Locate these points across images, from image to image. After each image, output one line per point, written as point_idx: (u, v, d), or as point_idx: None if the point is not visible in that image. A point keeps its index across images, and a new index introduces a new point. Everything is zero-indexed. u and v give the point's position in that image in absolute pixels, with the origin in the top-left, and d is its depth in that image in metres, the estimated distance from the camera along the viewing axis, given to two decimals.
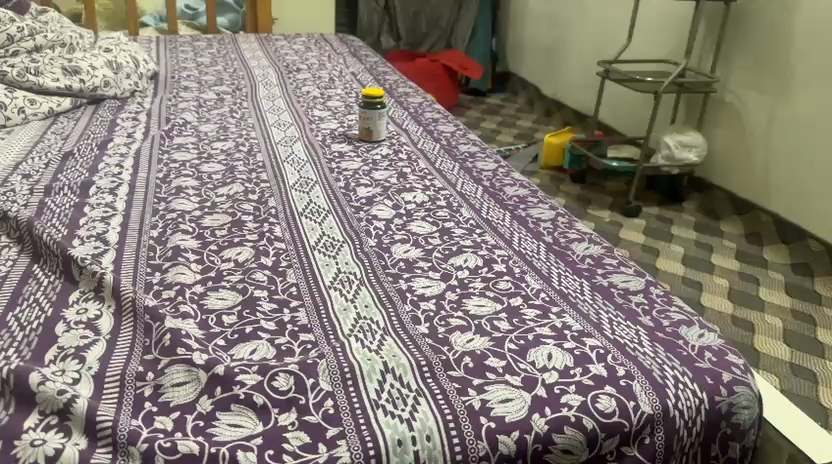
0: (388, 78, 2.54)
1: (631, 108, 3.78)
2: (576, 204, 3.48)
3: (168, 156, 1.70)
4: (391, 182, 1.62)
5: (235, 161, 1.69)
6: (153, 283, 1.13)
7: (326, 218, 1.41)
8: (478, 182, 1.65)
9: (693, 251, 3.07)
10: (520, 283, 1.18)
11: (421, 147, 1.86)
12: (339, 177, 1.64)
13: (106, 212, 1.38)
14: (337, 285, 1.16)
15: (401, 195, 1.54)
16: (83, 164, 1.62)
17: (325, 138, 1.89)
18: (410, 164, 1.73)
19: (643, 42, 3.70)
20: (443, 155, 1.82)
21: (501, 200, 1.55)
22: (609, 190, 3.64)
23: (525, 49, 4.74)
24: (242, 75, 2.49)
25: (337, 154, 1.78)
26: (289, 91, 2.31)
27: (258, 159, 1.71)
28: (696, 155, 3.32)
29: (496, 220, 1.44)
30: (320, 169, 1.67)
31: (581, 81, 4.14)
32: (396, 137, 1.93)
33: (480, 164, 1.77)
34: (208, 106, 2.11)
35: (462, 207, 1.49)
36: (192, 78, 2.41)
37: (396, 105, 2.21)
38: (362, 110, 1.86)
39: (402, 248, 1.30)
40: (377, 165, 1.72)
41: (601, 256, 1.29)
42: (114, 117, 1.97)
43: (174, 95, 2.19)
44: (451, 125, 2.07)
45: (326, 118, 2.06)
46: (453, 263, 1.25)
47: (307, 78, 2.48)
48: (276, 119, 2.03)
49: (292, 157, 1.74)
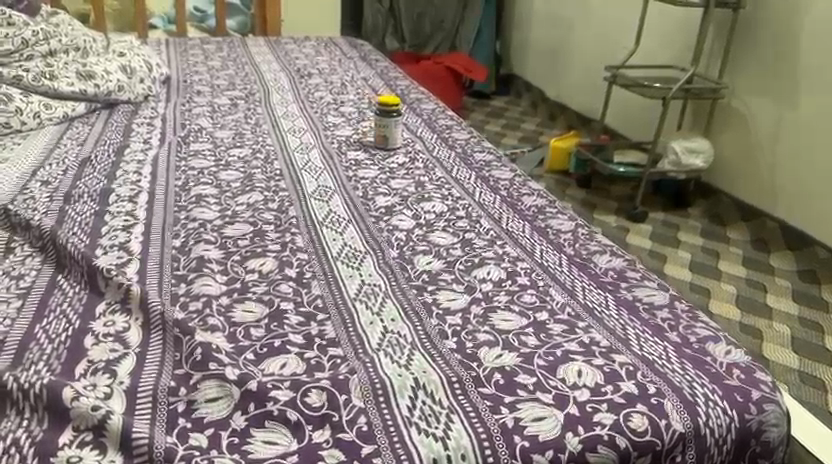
0: (400, 83, 2.54)
1: (636, 112, 3.79)
2: (582, 209, 3.48)
3: (186, 163, 1.70)
4: (409, 191, 1.62)
5: (252, 168, 1.69)
6: (179, 294, 1.13)
7: (346, 227, 1.42)
8: (496, 192, 1.65)
9: (700, 257, 3.08)
10: (544, 296, 1.18)
11: (437, 155, 1.86)
12: (357, 186, 1.64)
13: (126, 220, 1.38)
14: (362, 297, 1.16)
15: (421, 205, 1.54)
16: (101, 171, 1.62)
17: (341, 145, 1.89)
18: (427, 173, 1.74)
19: (648, 46, 3.71)
20: (459, 163, 1.82)
21: (520, 210, 1.56)
22: (614, 194, 3.65)
23: (528, 52, 4.74)
24: (253, 80, 2.49)
25: (353, 162, 1.78)
26: (302, 97, 2.31)
27: (275, 167, 1.71)
28: (702, 161, 3.33)
29: (517, 231, 1.44)
30: (338, 178, 1.68)
31: (585, 84, 4.14)
32: (411, 144, 1.92)
33: (496, 173, 1.77)
34: (222, 112, 2.11)
35: (482, 218, 1.50)
36: (205, 83, 2.41)
37: (410, 112, 2.21)
38: (378, 117, 1.86)
39: (425, 259, 1.30)
40: (394, 174, 1.72)
41: (623, 269, 1.30)
42: (129, 122, 1.97)
43: (187, 100, 2.19)
44: (466, 131, 2.07)
45: (340, 124, 2.06)
46: (476, 275, 1.25)
47: (318, 83, 2.48)
48: (290, 125, 2.03)
49: (308, 165, 1.74)
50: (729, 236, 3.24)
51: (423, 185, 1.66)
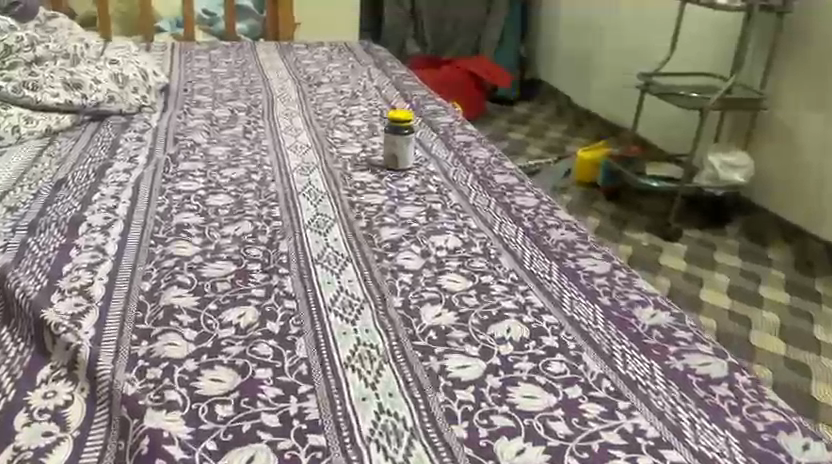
0: (416, 93, 2.35)
1: (671, 123, 3.54)
2: (610, 225, 3.25)
3: (172, 185, 1.53)
4: (420, 221, 1.43)
5: (245, 192, 1.52)
6: (139, 356, 0.96)
7: (344, 266, 1.23)
8: (518, 223, 1.45)
9: (739, 281, 2.83)
10: (576, 365, 1.00)
11: (454, 178, 1.66)
12: (361, 214, 1.45)
13: (94, 257, 1.21)
14: (355, 363, 0.98)
15: (432, 238, 1.35)
16: (75, 195, 1.45)
17: (346, 165, 1.70)
18: (440, 198, 1.54)
19: (684, 53, 3.47)
20: (479, 187, 1.62)
21: (547, 246, 1.36)
22: (645, 209, 3.40)
23: (555, 57, 4.51)
24: (259, 89, 2.32)
25: (359, 185, 1.59)
26: (308, 109, 2.13)
27: (271, 190, 1.53)
28: (742, 176, 3.09)
29: (542, 273, 1.25)
30: (339, 204, 1.49)
31: (617, 92, 3.91)
32: (425, 164, 1.73)
33: (519, 199, 1.58)
34: (220, 125, 1.94)
35: (502, 255, 1.30)
36: (206, 92, 2.25)
37: (425, 126, 2.01)
38: (387, 134, 1.68)
39: (434, 310, 1.11)
40: (404, 199, 1.53)
41: (670, 327, 1.11)
42: (116, 137, 1.80)
43: (184, 111, 2.02)
44: (485, 150, 1.87)
45: (347, 141, 1.87)
46: (493, 334, 1.05)
47: (328, 93, 2.30)
48: (293, 141, 1.85)
49: (308, 189, 1.55)
50: (770, 258, 2.99)
51: (435, 214, 1.46)
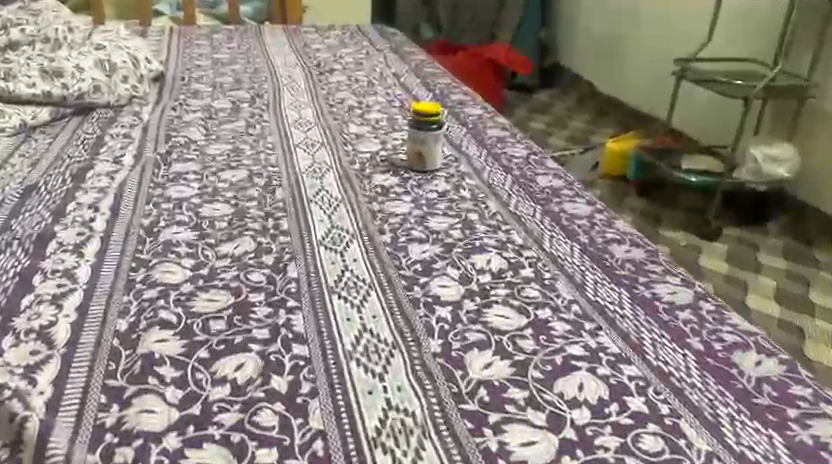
0: (438, 81, 2.10)
1: (709, 113, 3.26)
2: (643, 222, 3.00)
3: (161, 191, 1.30)
4: (454, 236, 1.19)
5: (247, 200, 1.29)
6: (105, 429, 0.75)
7: (366, 296, 1.02)
8: (572, 238, 1.22)
9: (787, 285, 2.58)
10: (675, 440, 0.78)
11: (490, 181, 1.43)
12: (384, 227, 1.22)
13: (61, 285, 0.99)
14: (386, 439, 0.77)
15: (470, 258, 1.13)
16: (47, 204, 1.23)
17: (364, 165, 1.47)
18: (477, 206, 1.31)
19: (723, 37, 3.19)
20: (520, 192, 1.39)
21: (609, 268, 1.13)
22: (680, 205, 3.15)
23: (578, 42, 4.23)
24: (264, 77, 2.08)
25: (379, 190, 1.36)
26: (318, 100, 1.89)
27: (278, 197, 1.31)
28: (787, 171, 2.83)
29: (609, 304, 1.03)
30: (357, 213, 1.26)
31: (646, 81, 3.64)
32: (455, 164, 1.49)
33: (569, 206, 1.34)
34: (219, 119, 1.71)
35: (558, 280, 1.08)
36: (205, 80, 2.02)
37: (451, 119, 1.78)
38: (413, 133, 1.44)
39: (482, 359, 0.90)
40: (434, 208, 1.29)
41: (783, 382, 0.89)
42: (101, 133, 1.58)
43: (180, 102, 1.80)
44: (523, 147, 1.63)
45: (364, 136, 1.64)
46: (562, 393, 0.84)
47: (340, 81, 2.06)
48: (302, 137, 1.62)
49: (321, 195, 1.32)
50: (819, 259, 2.73)
51: (471, 226, 1.23)
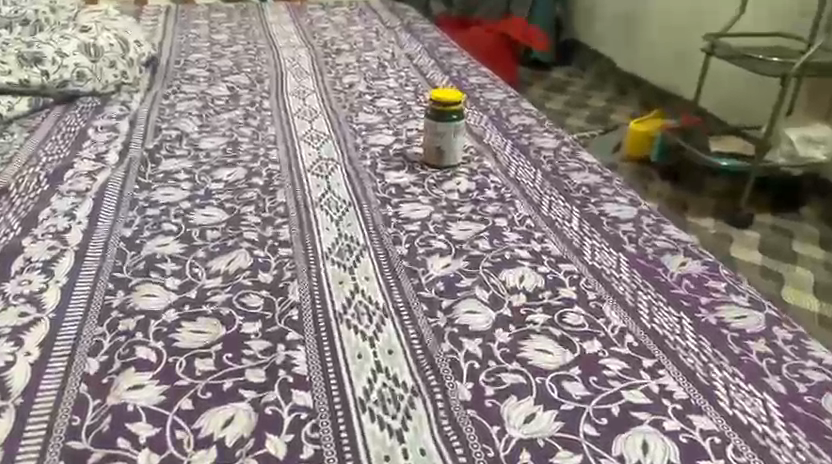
0: (454, 62, 1.93)
1: (737, 89, 3.05)
2: (670, 208, 2.79)
3: (147, 194, 1.15)
4: (480, 247, 1.04)
5: (243, 203, 1.14)
6: None
7: (379, 326, 0.88)
8: (616, 247, 1.07)
9: (826, 279, 2.39)
10: None
11: (517, 177, 1.27)
12: (399, 236, 1.07)
13: (24, 314, 0.85)
14: None
15: (500, 276, 0.98)
16: (17, 210, 1.09)
17: (376, 161, 1.32)
18: (504, 209, 1.15)
19: (754, 9, 2.94)
20: (553, 191, 1.23)
21: (664, 286, 0.99)
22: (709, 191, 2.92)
23: (596, 16, 3.98)
24: (265, 60, 1.93)
25: (393, 190, 1.21)
26: (324, 85, 1.73)
27: (278, 198, 1.17)
28: (825, 153, 2.63)
29: (668, 334, 0.88)
30: (367, 219, 1.12)
31: (668, 56, 3.39)
32: (478, 158, 1.33)
33: (609, 207, 1.18)
34: (216, 108, 1.55)
35: (605, 302, 0.94)
36: (201, 64, 1.88)
37: (471, 105, 1.61)
38: (433, 122, 1.26)
39: (523, 409, 0.75)
40: (455, 212, 1.14)
41: None
42: (85, 125, 1.43)
43: (174, 90, 1.66)
44: (552, 136, 1.46)
45: (375, 126, 1.48)
46: (625, 456, 0.70)
47: (349, 63, 1.90)
48: (306, 128, 1.46)
49: (327, 198, 1.17)
50: None
51: (499, 234, 1.08)
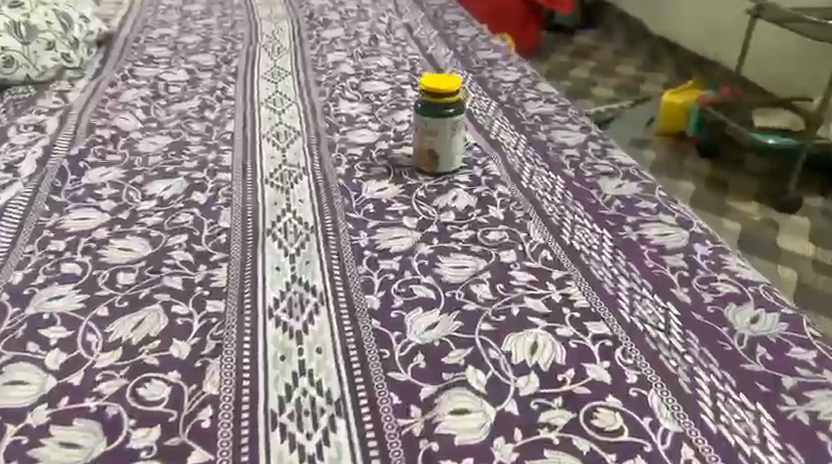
0: (460, 33, 1.63)
1: (787, 55, 2.63)
2: (708, 192, 2.40)
3: (57, 220, 0.91)
4: (479, 299, 0.75)
5: (173, 231, 0.88)
6: None
7: (327, 433, 0.59)
8: (662, 296, 0.77)
9: None
10: None
11: (531, 188, 0.99)
12: (371, 279, 0.79)
13: None
14: None
15: (503, 347, 0.68)
16: None
17: (353, 167, 1.04)
18: (513, 236, 0.88)
19: None
20: (578, 206, 0.95)
21: (732, 358, 0.69)
22: (751, 169, 2.52)
23: None
24: (239, 35, 1.65)
25: (372, 207, 0.94)
26: (304, 64, 1.45)
27: (220, 223, 0.90)
28: None
29: (751, 447, 0.59)
30: (333, 253, 0.84)
31: (705, 20, 3.00)
32: (482, 162, 1.06)
33: (652, 231, 0.90)
34: (169, 96, 1.29)
35: (651, 390, 0.64)
36: (164, 41, 1.60)
37: (477, 88, 1.32)
38: (422, 120, 0.97)
39: None
40: (448, 241, 0.87)
41: None
42: (7, 123, 1.18)
43: (125, 75, 1.40)
44: (577, 129, 1.17)
45: (358, 119, 1.20)
46: None
47: (336, 37, 1.62)
48: (273, 122, 1.19)
49: (284, 222, 0.90)
50: None
51: (504, 279, 0.79)
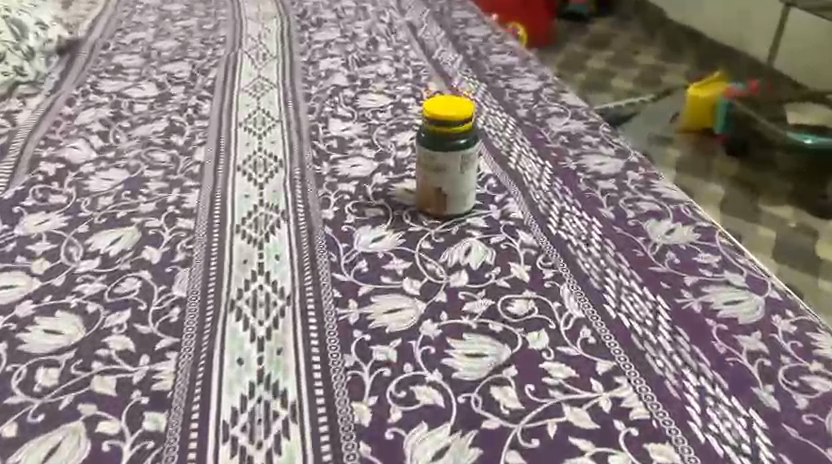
0: (471, 33, 1.43)
1: (800, 41, 2.21)
2: (734, 193, 1.86)
3: None
4: (502, 410, 0.58)
5: (114, 305, 0.70)
6: None
7: None
8: (742, 401, 0.60)
9: None
10: None
11: (560, 234, 0.80)
12: (362, 375, 0.61)
13: None
14: None
15: None
16: None
17: (344, 208, 0.86)
18: (544, 308, 0.69)
19: None
20: (621, 261, 0.76)
21: None
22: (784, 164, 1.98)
23: None
24: (221, 38, 1.45)
25: (365, 264, 0.76)
26: (291, 74, 1.27)
27: (173, 291, 0.72)
28: None
29: None
30: (313, 338, 0.66)
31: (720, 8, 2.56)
32: (500, 199, 0.87)
33: (717, 296, 0.71)
34: (133, 117, 1.11)
35: None
36: (136, 47, 1.41)
37: (492, 101, 1.13)
38: (422, 151, 0.79)
39: None
40: (462, 315, 0.68)
41: None
42: None
43: (85, 90, 1.21)
44: (612, 153, 0.98)
45: (351, 143, 1.02)
46: None
47: (330, 40, 1.42)
48: (251, 149, 1.00)
49: (251, 290, 0.72)
50: None
51: (534, 376, 0.61)
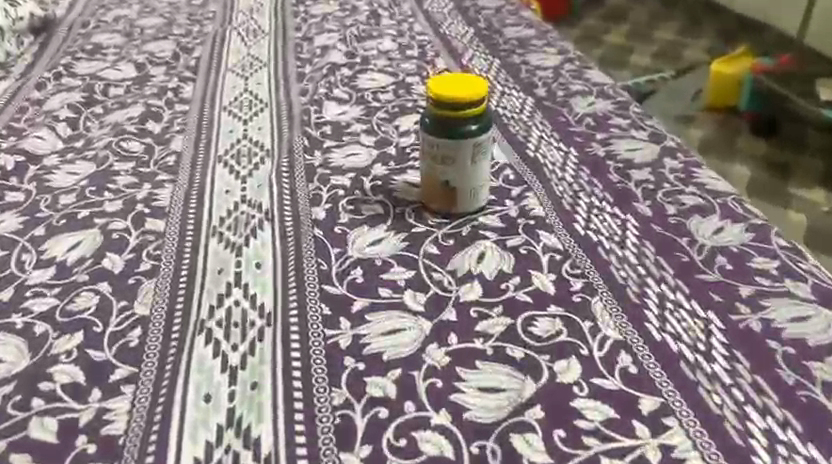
0: (483, 4, 1.29)
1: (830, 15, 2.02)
2: (764, 173, 1.73)
3: None
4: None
5: (64, 325, 0.60)
6: None
7: None
8: (822, 449, 0.48)
9: None
10: None
11: (589, 235, 0.68)
12: (354, 417, 0.51)
13: None
14: None
15: None
16: None
17: (338, 205, 0.74)
18: (573, 330, 0.57)
19: None
20: (663, 268, 0.64)
21: None
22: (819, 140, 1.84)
23: None
24: (210, 14, 1.32)
25: (361, 273, 0.65)
26: (284, 52, 1.14)
27: (136, 308, 0.61)
28: None
29: None
30: (296, 368, 0.55)
31: None
32: (517, 192, 0.75)
33: (781, 310, 0.60)
34: (107, 102, 0.99)
35: None
36: (118, 24, 1.29)
37: (507, 80, 1.01)
38: (425, 140, 0.67)
39: None
40: (476, 337, 0.57)
41: None
42: None
43: (58, 73, 1.10)
44: (646, 138, 0.86)
45: (348, 129, 0.90)
46: None
47: (328, 13, 1.29)
48: (235, 136, 0.89)
49: (226, 306, 0.61)
50: None
51: (564, 418, 0.50)
